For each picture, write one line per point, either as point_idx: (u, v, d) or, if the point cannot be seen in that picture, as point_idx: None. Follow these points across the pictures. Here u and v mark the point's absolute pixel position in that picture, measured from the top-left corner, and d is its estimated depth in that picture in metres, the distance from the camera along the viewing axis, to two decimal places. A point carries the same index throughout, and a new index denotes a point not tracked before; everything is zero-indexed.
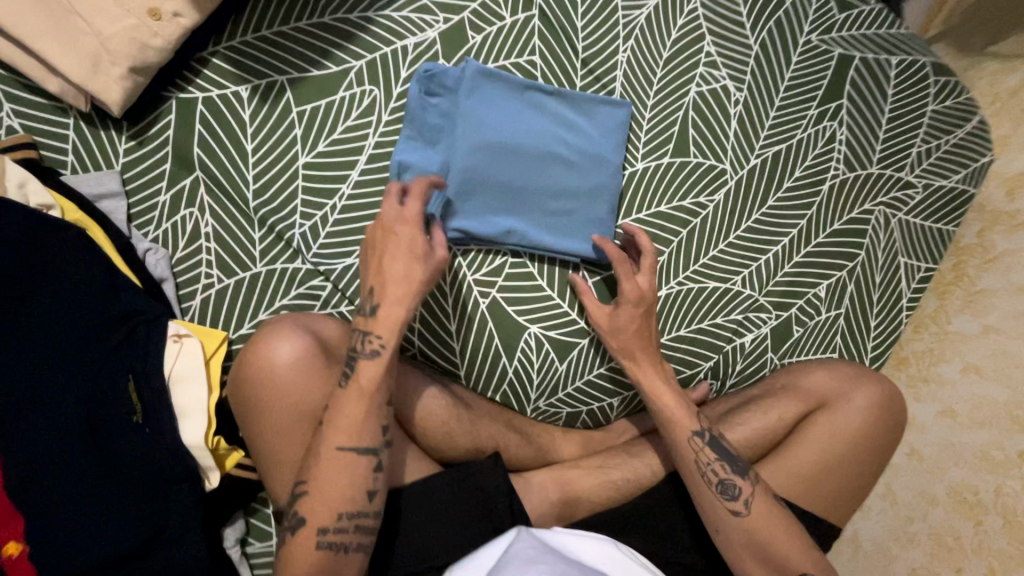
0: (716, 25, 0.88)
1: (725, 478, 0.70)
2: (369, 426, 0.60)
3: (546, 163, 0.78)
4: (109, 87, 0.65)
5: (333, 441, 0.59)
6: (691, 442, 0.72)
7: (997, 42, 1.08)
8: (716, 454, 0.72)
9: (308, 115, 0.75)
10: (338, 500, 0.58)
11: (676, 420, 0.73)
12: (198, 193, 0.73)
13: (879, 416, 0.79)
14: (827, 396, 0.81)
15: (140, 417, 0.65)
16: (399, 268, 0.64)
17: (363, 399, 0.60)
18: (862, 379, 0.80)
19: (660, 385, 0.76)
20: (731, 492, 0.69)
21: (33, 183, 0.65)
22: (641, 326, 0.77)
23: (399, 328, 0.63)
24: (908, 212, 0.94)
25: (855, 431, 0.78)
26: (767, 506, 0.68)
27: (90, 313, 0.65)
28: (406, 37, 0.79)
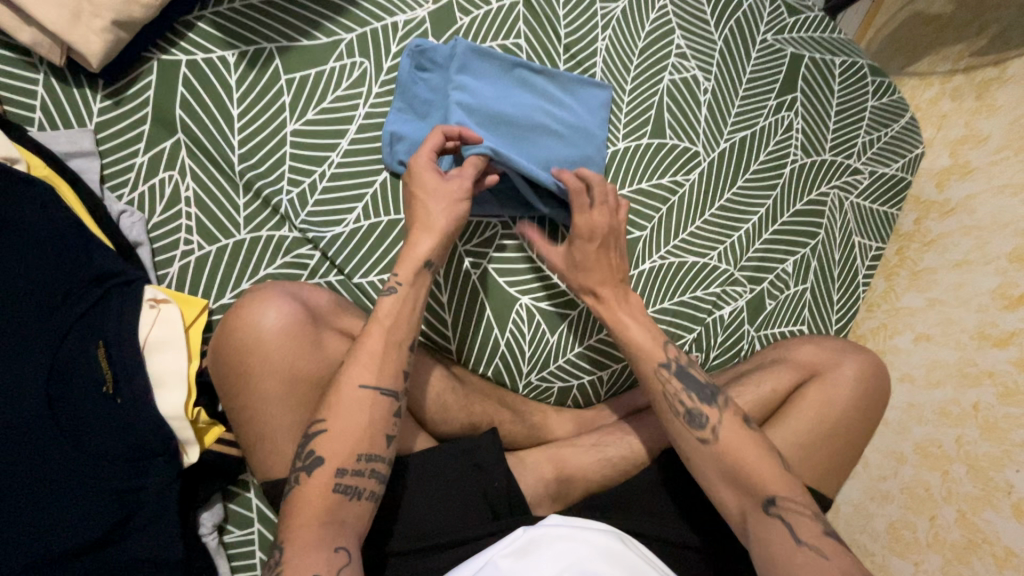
0: (684, 21, 0.95)
1: (693, 408, 0.69)
2: (391, 367, 0.61)
3: (539, 135, 0.81)
4: (88, 39, 0.63)
5: (354, 378, 0.59)
6: (657, 373, 0.71)
7: (914, 63, 1.25)
8: (683, 385, 0.70)
9: (297, 83, 0.74)
10: (356, 442, 0.58)
11: (642, 351, 0.72)
12: (179, 156, 0.70)
13: (867, 386, 0.81)
14: (818, 367, 0.84)
15: (110, 388, 0.60)
16: (418, 208, 0.68)
17: (384, 334, 0.62)
18: (847, 351, 0.84)
19: (627, 319, 0.74)
20: (699, 421, 0.68)
21: None
22: (601, 265, 0.76)
23: (415, 268, 0.66)
24: (859, 195, 1.03)
25: (852, 396, 0.80)
26: (739, 432, 0.67)
27: (56, 274, 0.60)
28: (396, 15, 0.80)
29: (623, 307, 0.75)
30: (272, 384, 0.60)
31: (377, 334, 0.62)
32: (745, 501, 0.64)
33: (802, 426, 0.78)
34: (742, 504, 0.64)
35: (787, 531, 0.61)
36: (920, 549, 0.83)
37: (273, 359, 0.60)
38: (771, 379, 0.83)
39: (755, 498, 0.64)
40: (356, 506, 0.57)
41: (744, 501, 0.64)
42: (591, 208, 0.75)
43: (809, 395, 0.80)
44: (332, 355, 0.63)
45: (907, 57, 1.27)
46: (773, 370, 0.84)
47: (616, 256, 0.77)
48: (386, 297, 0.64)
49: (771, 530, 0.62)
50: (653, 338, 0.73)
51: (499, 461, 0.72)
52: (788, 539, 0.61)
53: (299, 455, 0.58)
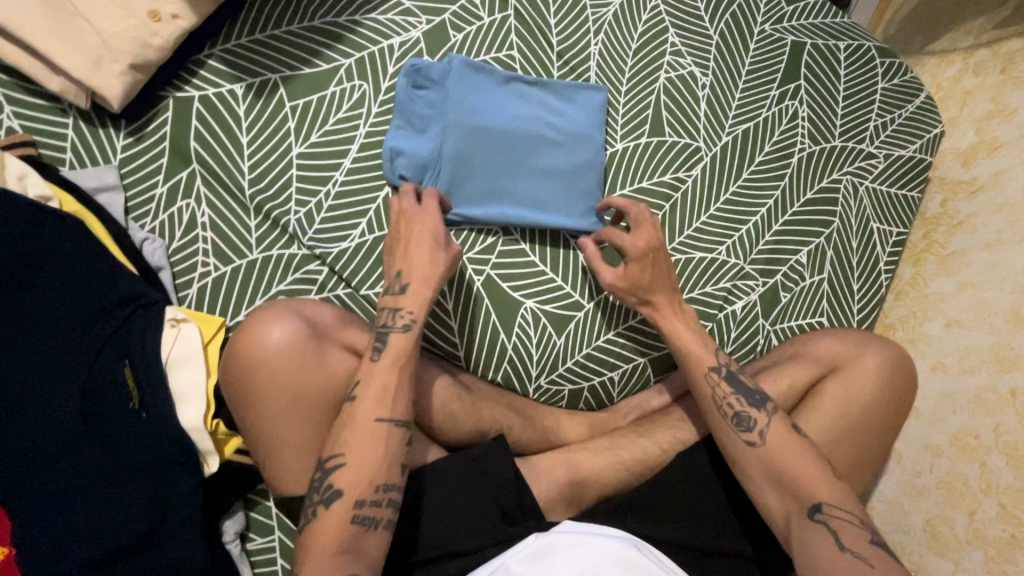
0: (678, 19, 0.96)
1: (740, 411, 0.70)
2: (400, 397, 0.64)
3: (539, 150, 0.84)
4: (109, 83, 0.68)
5: (371, 412, 0.62)
6: (708, 377, 0.73)
7: (934, 41, 1.21)
8: (732, 389, 0.72)
9: (301, 109, 0.79)
10: (374, 473, 0.60)
11: (694, 357, 0.74)
12: (195, 185, 0.74)
13: (890, 382, 0.78)
14: (839, 361, 0.80)
15: (137, 403, 0.64)
16: (423, 255, 0.70)
17: (394, 368, 0.64)
18: (868, 343, 0.80)
19: (681, 329, 0.76)
20: (746, 424, 0.69)
21: (32, 175, 0.66)
22: (659, 278, 0.78)
23: (428, 306, 0.68)
24: (874, 180, 1.00)
25: (874, 391, 0.77)
26: (782, 435, 0.68)
27: (88, 301, 0.65)
28: (392, 37, 0.84)
29: (671, 313, 0.78)
30: (281, 403, 0.62)
31: (389, 369, 0.64)
32: (790, 504, 0.66)
33: (822, 423, 0.76)
34: (786, 508, 0.66)
35: (832, 539, 0.62)
36: (960, 546, 0.79)
37: (280, 376, 0.62)
38: (786, 377, 0.81)
39: (800, 503, 0.65)
40: (374, 536, 0.59)
41: (788, 506, 0.66)
42: (632, 240, 0.78)
43: (829, 392, 0.78)
44: (337, 371, 0.65)
45: (928, 34, 1.23)
46: (789, 367, 0.82)
47: (668, 268, 0.79)
48: (398, 332, 0.66)
49: (813, 537, 0.63)
50: (705, 344, 0.75)
51: (508, 466, 0.73)
52: (831, 546, 0.62)
53: (316, 490, 0.60)
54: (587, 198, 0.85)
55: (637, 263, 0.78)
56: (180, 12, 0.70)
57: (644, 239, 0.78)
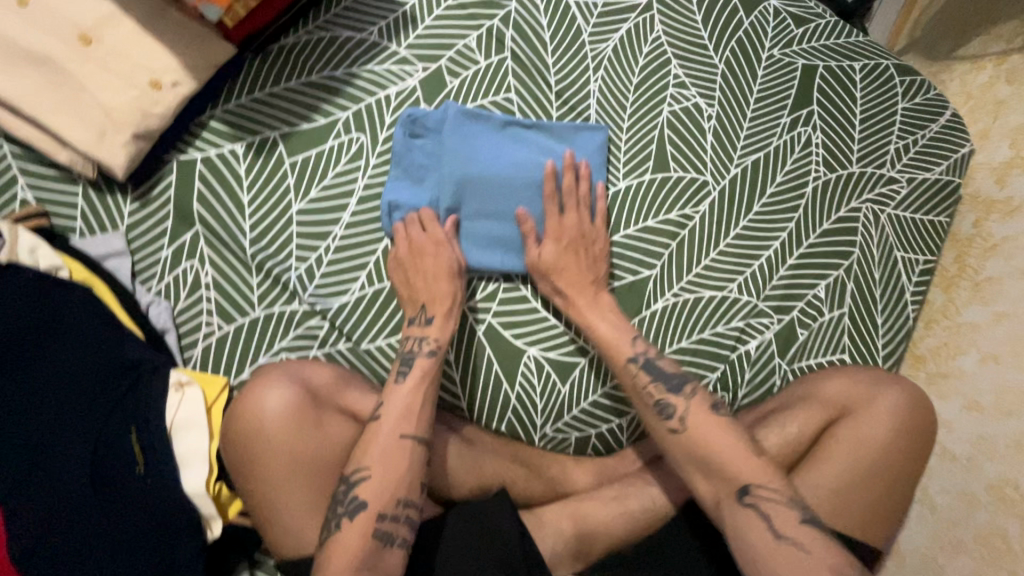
0: (681, 49, 0.93)
1: (661, 399, 0.71)
2: (424, 414, 0.66)
3: (501, 193, 0.81)
4: (113, 153, 0.70)
5: (394, 429, 0.64)
6: (626, 368, 0.74)
7: (962, 46, 1.13)
8: (650, 376, 0.73)
9: (300, 165, 0.80)
10: (397, 487, 0.62)
11: (610, 348, 0.75)
12: (198, 246, 0.76)
13: (907, 424, 0.74)
14: (850, 405, 0.76)
15: (142, 468, 0.65)
16: (443, 286, 0.75)
17: (417, 389, 0.68)
18: (884, 383, 0.76)
19: (597, 319, 0.77)
20: (667, 411, 0.70)
21: (43, 248, 0.69)
22: (572, 261, 0.79)
23: (451, 334, 0.73)
24: (897, 207, 0.95)
25: (884, 436, 0.73)
26: (702, 419, 0.69)
27: (97, 368, 0.67)
28: (388, 87, 0.84)
29: (591, 307, 0.78)
30: (278, 471, 0.63)
31: (411, 390, 0.67)
32: (721, 490, 0.66)
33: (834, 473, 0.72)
34: (718, 492, 0.67)
35: (765, 523, 0.63)
36: None
37: (276, 444, 0.63)
38: (795, 420, 0.77)
39: (731, 486, 0.66)
40: (391, 554, 0.60)
41: (720, 491, 0.67)
42: (560, 221, 0.82)
43: (839, 438, 0.74)
44: (334, 437, 0.66)
45: (955, 38, 1.15)
46: (799, 410, 0.78)
47: (590, 259, 0.81)
48: (424, 357, 0.70)
49: (745, 520, 0.64)
50: (622, 333, 0.76)
51: (512, 523, 0.71)
52: (764, 531, 0.63)
53: (340, 502, 0.61)
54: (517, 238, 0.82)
55: (557, 241, 0.80)
56: (180, 80, 0.72)
57: (563, 220, 0.82)
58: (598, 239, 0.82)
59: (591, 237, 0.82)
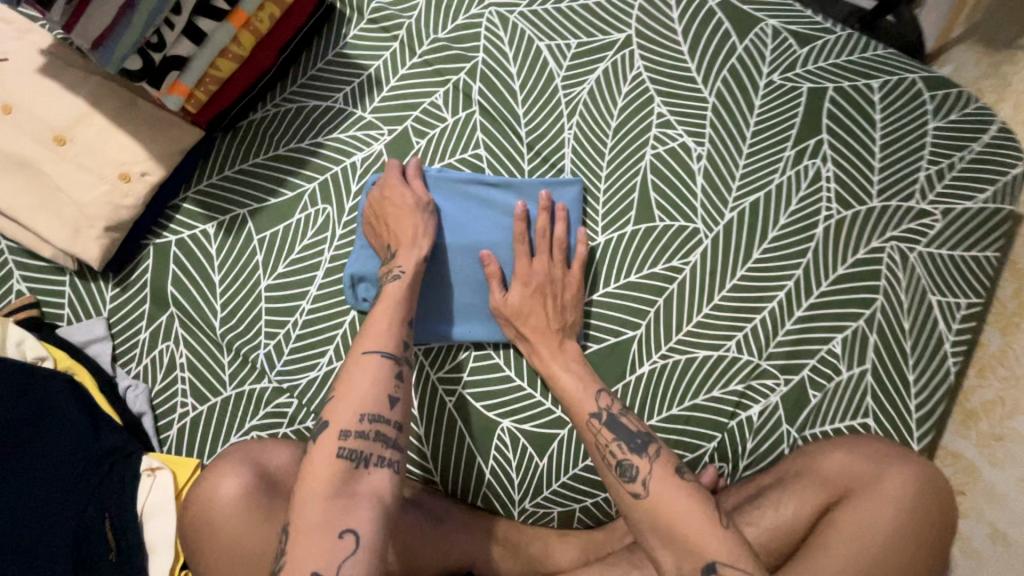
0: (664, 84, 0.85)
1: (624, 459, 0.65)
2: (347, 445, 0.58)
3: (469, 245, 0.79)
4: (89, 246, 0.74)
5: (323, 462, 0.57)
6: (589, 424, 0.68)
7: None
8: (614, 435, 0.67)
9: (268, 240, 0.80)
10: (319, 553, 0.52)
11: (573, 407, 0.70)
12: (173, 327, 0.78)
13: (918, 503, 0.65)
14: (852, 485, 0.68)
15: (114, 553, 0.67)
16: (407, 224, 0.74)
17: (350, 413, 0.60)
18: (889, 461, 0.68)
19: (562, 378, 0.72)
20: (629, 473, 0.64)
21: (29, 340, 0.73)
22: (538, 309, 0.76)
23: (419, 261, 0.72)
24: (930, 244, 0.82)
25: (892, 523, 0.64)
26: (665, 483, 0.62)
27: (74, 456, 0.70)
28: (354, 154, 0.83)
29: (559, 358, 0.74)
30: (223, 562, 0.62)
31: (340, 418, 0.59)
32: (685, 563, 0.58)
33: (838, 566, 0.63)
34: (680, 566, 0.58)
35: None
36: None
37: (222, 536, 0.63)
38: (789, 501, 0.70)
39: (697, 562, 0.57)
40: None
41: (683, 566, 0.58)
42: (531, 262, 0.78)
43: (841, 524, 0.65)
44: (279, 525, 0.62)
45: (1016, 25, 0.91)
46: (794, 491, 0.70)
47: (554, 306, 0.76)
48: (393, 283, 0.71)
49: None
50: (585, 386, 0.71)
51: None
52: None
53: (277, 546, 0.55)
54: (482, 283, 0.79)
55: (522, 285, 0.76)
56: (149, 169, 0.75)
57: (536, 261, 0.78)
58: (570, 284, 0.77)
59: (561, 281, 0.77)
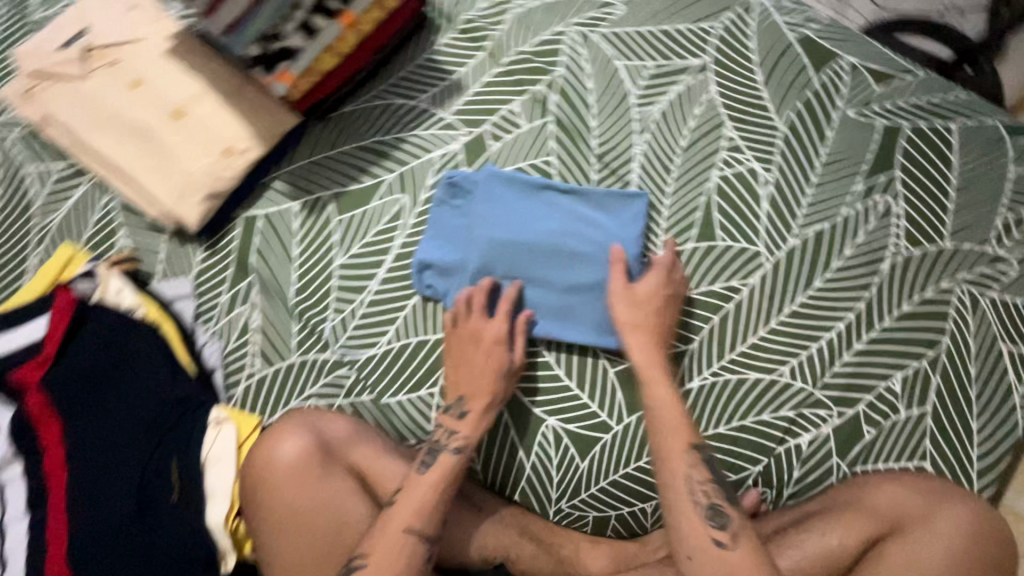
0: (737, 110, 0.87)
1: (715, 504, 0.66)
2: (433, 510, 0.65)
3: (558, 246, 0.81)
4: (191, 211, 0.81)
5: (402, 523, 0.64)
6: (688, 454, 0.68)
7: None
8: (706, 476, 0.67)
9: (347, 222, 0.86)
10: None
11: (677, 425, 0.70)
12: (251, 293, 0.84)
13: (971, 546, 0.64)
14: (901, 521, 0.67)
15: (176, 496, 0.73)
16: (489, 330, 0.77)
17: (434, 489, 0.67)
18: (941, 499, 0.68)
19: (666, 394, 0.72)
20: (718, 520, 0.64)
21: (127, 289, 0.81)
22: (655, 317, 0.76)
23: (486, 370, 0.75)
24: (1003, 290, 0.80)
25: (942, 561, 0.64)
26: (753, 548, 0.62)
27: (153, 400, 0.77)
28: (432, 150, 0.88)
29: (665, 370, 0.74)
30: (275, 514, 0.66)
31: (428, 487, 0.67)
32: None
33: None
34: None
35: None
36: None
37: (281, 489, 0.66)
38: (840, 531, 0.68)
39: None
40: None
41: None
42: (632, 288, 0.77)
43: (888, 558, 0.65)
44: (335, 492, 0.67)
45: None
46: (845, 522, 0.69)
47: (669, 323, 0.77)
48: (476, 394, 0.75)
49: None
50: (681, 412, 0.71)
51: None
52: None
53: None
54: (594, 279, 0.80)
55: (656, 282, 0.78)
56: (250, 147, 0.82)
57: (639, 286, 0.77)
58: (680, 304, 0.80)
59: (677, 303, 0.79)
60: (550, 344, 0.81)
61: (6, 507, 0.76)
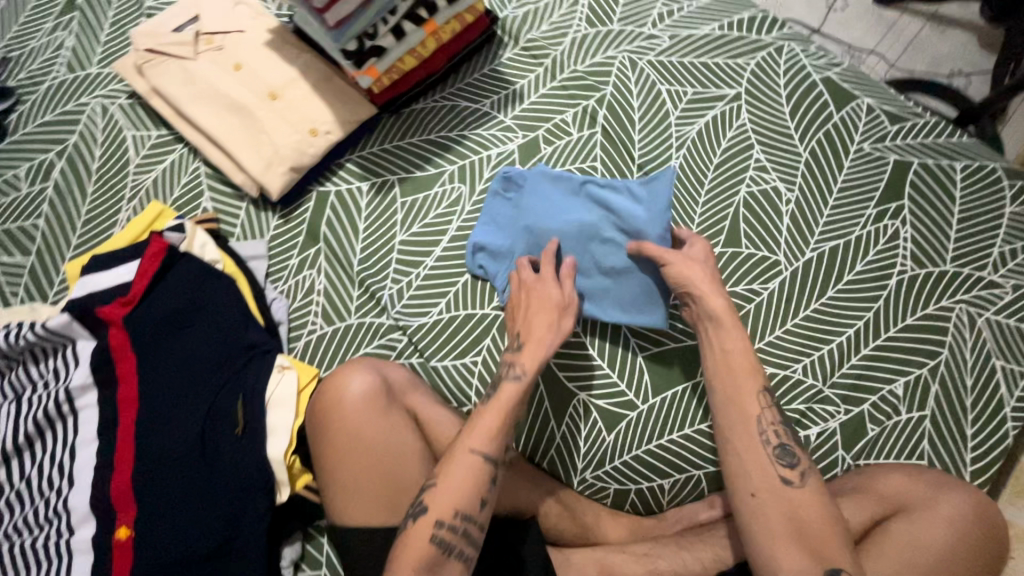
0: (765, 136, 0.98)
1: (785, 444, 0.70)
2: (497, 435, 0.70)
3: (591, 233, 0.87)
4: (274, 180, 0.91)
5: (467, 443, 0.69)
6: (759, 399, 0.72)
7: None
8: (777, 420, 0.72)
9: (409, 204, 0.95)
10: (459, 499, 0.67)
11: (739, 385, 0.72)
12: (319, 259, 0.93)
13: (970, 529, 0.70)
14: (906, 503, 0.73)
15: (240, 430, 0.80)
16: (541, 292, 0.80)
17: (500, 415, 0.71)
18: (945, 488, 0.73)
19: (731, 349, 0.74)
20: (787, 459, 0.69)
21: (210, 244, 0.90)
22: (690, 283, 0.78)
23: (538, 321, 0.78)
24: (997, 312, 0.88)
25: (942, 541, 0.69)
26: (818, 488, 0.67)
27: (224, 343, 0.84)
28: (491, 148, 0.98)
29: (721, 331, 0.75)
30: (341, 439, 0.76)
31: (492, 414, 0.71)
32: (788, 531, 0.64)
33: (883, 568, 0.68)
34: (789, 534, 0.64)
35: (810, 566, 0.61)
36: None
37: (349, 417, 0.76)
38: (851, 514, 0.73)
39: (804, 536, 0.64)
40: (449, 562, 0.65)
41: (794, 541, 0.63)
42: (677, 252, 0.81)
43: (893, 535, 0.70)
44: (395, 424, 0.77)
45: None
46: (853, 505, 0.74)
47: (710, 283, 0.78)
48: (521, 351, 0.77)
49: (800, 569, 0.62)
50: (750, 366, 0.73)
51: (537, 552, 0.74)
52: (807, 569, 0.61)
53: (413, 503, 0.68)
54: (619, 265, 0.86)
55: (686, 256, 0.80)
56: (333, 130, 0.93)
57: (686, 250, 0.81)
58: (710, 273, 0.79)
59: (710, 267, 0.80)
60: (586, 327, 0.90)
61: (76, 432, 0.80)
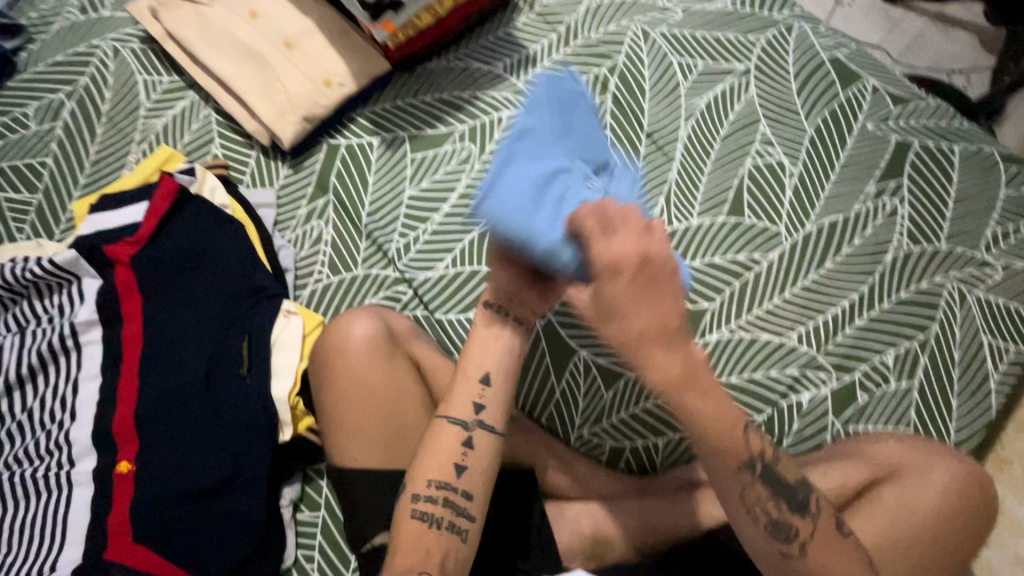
0: (772, 110, 1.00)
1: (782, 518, 0.58)
2: (461, 402, 0.70)
3: None
4: (286, 128, 0.91)
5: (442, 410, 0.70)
6: (740, 477, 0.57)
7: None
8: (769, 490, 0.58)
9: (420, 161, 0.96)
10: (437, 468, 0.67)
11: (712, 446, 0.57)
12: (327, 210, 0.94)
13: (959, 494, 0.72)
14: (899, 468, 0.75)
15: (244, 369, 0.81)
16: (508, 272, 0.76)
17: (467, 382, 0.71)
18: (937, 455, 0.75)
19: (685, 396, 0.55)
20: (785, 533, 0.57)
21: (219, 189, 0.91)
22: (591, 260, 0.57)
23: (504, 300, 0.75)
24: (987, 290, 0.91)
25: (932, 504, 0.71)
26: (828, 547, 0.57)
27: (232, 285, 0.85)
28: (502, 109, 0.99)
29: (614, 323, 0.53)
30: (346, 382, 0.76)
31: (464, 383, 0.71)
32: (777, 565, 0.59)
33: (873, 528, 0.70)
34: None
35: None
36: None
37: (353, 361, 0.76)
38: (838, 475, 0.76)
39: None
40: (438, 533, 0.65)
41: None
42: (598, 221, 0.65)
43: (884, 498, 0.72)
44: (398, 372, 0.78)
45: None
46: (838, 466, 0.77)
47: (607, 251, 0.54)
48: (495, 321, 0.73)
49: None
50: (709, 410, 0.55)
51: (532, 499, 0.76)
52: None
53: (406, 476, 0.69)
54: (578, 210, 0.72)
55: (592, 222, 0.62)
56: (347, 83, 0.93)
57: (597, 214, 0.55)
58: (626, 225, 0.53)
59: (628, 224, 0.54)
60: None
61: (80, 367, 0.81)
